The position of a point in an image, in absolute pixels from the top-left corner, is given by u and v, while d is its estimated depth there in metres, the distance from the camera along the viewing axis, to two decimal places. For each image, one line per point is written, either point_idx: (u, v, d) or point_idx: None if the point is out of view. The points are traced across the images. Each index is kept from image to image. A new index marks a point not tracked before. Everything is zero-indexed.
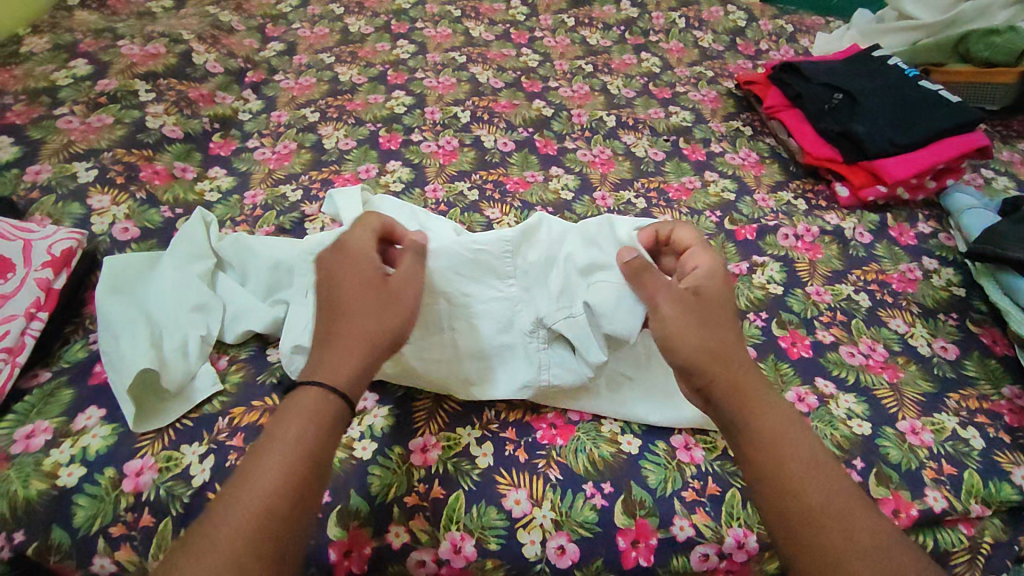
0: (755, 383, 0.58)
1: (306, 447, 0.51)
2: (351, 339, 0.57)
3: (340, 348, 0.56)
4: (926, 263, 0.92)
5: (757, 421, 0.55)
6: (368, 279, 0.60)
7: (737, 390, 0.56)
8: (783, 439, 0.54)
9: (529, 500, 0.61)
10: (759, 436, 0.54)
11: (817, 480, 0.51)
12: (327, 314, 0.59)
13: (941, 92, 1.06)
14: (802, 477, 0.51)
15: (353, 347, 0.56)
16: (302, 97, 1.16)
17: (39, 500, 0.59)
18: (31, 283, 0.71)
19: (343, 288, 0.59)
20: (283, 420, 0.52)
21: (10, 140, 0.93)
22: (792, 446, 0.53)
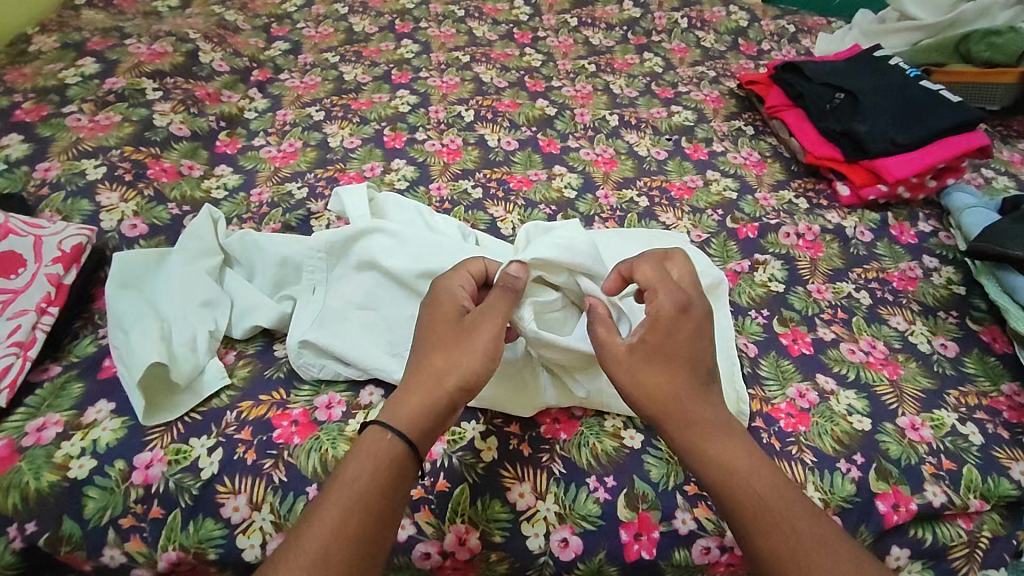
0: (719, 421, 0.57)
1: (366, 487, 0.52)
2: (424, 377, 0.57)
3: (412, 385, 0.57)
4: (926, 261, 0.93)
5: (708, 460, 0.56)
6: (445, 316, 0.60)
7: (692, 432, 0.57)
8: (736, 476, 0.55)
9: (533, 494, 0.62)
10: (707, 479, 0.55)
11: (763, 516, 0.53)
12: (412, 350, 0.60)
13: (941, 91, 1.07)
14: (751, 517, 0.53)
15: (423, 384, 0.56)
16: (307, 96, 1.17)
17: (51, 491, 0.60)
18: (42, 278, 0.72)
19: (426, 325, 0.60)
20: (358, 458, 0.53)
21: (20, 138, 0.94)
22: (742, 482, 0.54)
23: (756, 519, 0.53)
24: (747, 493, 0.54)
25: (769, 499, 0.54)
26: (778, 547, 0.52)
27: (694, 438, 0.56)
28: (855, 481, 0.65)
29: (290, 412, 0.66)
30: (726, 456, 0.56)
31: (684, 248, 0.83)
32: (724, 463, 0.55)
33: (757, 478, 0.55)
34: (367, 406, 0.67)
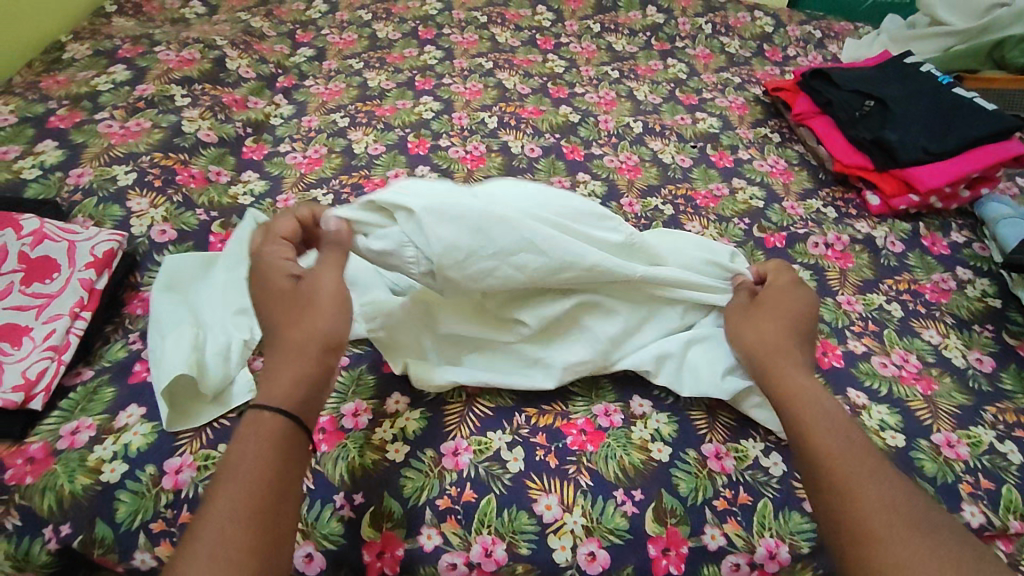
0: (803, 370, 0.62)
1: (266, 478, 0.49)
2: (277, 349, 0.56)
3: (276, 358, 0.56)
4: (960, 273, 0.91)
5: (787, 390, 0.60)
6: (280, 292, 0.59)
7: (770, 365, 0.63)
8: (814, 404, 0.58)
9: (560, 506, 0.61)
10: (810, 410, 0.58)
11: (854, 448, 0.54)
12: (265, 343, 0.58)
13: (976, 99, 1.05)
14: (826, 435, 0.55)
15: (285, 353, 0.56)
16: (332, 103, 1.18)
17: (83, 495, 0.61)
18: (75, 283, 0.74)
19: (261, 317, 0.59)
20: (239, 452, 0.50)
21: (54, 144, 0.95)
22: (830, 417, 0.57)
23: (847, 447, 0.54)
24: (821, 419, 0.57)
25: (846, 432, 0.56)
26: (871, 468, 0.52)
27: (781, 368, 0.62)
28: None
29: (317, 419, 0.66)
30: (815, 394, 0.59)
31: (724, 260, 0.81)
32: (803, 392, 0.59)
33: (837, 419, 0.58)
34: (394, 414, 0.67)
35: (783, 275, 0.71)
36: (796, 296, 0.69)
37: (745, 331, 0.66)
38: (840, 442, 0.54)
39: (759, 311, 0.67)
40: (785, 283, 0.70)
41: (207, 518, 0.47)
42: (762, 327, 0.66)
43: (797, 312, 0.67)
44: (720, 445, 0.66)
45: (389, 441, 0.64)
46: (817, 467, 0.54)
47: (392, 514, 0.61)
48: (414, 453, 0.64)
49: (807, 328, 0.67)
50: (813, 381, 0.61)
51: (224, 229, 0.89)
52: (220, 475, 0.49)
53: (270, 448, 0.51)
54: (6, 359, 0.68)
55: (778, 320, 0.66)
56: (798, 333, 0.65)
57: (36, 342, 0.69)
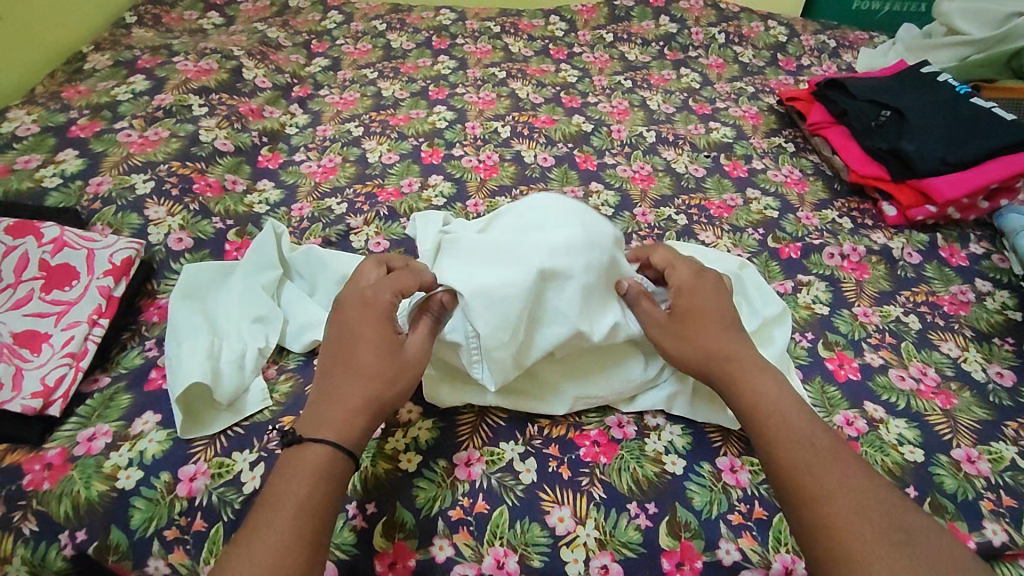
0: (752, 358, 0.60)
1: (321, 498, 0.51)
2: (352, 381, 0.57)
3: (346, 390, 0.56)
4: (978, 285, 0.90)
5: (744, 399, 0.57)
6: (384, 340, 0.58)
7: (724, 372, 0.59)
8: (771, 412, 0.56)
9: (573, 518, 0.61)
10: (760, 405, 0.57)
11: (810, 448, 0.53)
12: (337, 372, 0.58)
13: (994, 109, 1.04)
14: (780, 438, 0.54)
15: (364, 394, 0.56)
16: (347, 112, 1.19)
17: (99, 501, 0.61)
18: (94, 291, 0.74)
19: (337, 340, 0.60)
20: (297, 470, 0.52)
21: (75, 153, 0.97)
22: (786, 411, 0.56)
23: (801, 447, 0.53)
24: (782, 427, 0.55)
25: (808, 430, 0.54)
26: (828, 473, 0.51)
27: (734, 377, 0.59)
28: None
29: None
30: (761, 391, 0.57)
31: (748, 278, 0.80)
32: (760, 398, 0.57)
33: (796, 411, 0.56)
34: (406, 423, 0.67)
35: (679, 265, 0.69)
36: (709, 286, 0.66)
37: (675, 341, 0.63)
38: (804, 452, 0.53)
39: (682, 314, 0.63)
40: (689, 276, 0.66)
41: (271, 522, 0.49)
42: (694, 334, 0.62)
43: (718, 305, 0.64)
44: (734, 459, 0.66)
45: (402, 450, 0.65)
46: (786, 487, 0.52)
47: (404, 523, 0.60)
48: (426, 463, 0.64)
49: (733, 319, 0.64)
50: (768, 379, 0.58)
51: (238, 237, 0.90)
52: (276, 489, 0.51)
53: (326, 470, 0.52)
54: (25, 365, 0.68)
55: (704, 320, 0.63)
56: (727, 330, 0.62)
57: (55, 348, 0.70)
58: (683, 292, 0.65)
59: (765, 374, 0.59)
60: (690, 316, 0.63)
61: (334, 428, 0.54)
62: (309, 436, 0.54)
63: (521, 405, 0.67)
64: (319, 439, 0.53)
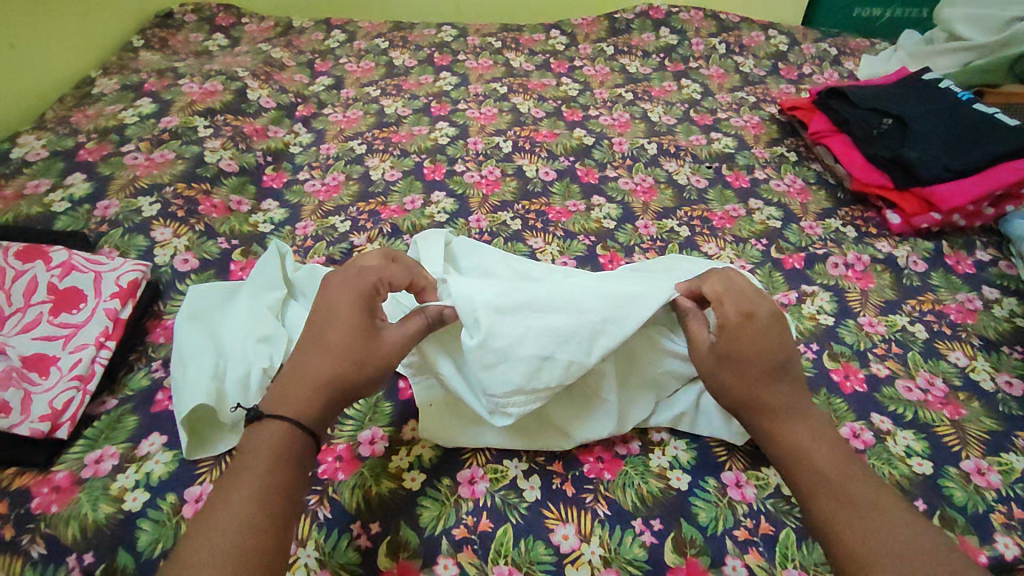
0: (790, 401, 0.58)
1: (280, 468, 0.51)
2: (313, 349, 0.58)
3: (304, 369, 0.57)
4: (985, 292, 0.89)
5: (774, 444, 0.57)
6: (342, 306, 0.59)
7: (757, 402, 0.58)
8: (803, 458, 0.55)
9: (577, 536, 0.60)
10: (787, 449, 0.56)
11: (838, 489, 0.52)
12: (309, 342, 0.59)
13: (998, 115, 1.03)
14: (814, 484, 0.53)
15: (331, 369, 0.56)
16: (350, 130, 1.20)
17: (105, 523, 0.61)
18: (101, 313, 0.75)
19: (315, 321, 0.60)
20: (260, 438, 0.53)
21: (83, 177, 0.99)
22: (807, 457, 0.55)
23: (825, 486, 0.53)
24: (813, 476, 0.54)
25: (844, 475, 0.53)
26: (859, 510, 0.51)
27: (762, 413, 0.58)
28: None
29: (334, 447, 0.67)
30: (791, 441, 0.56)
31: None
32: (794, 445, 0.56)
33: (822, 451, 0.55)
34: (411, 441, 0.67)
35: (727, 298, 0.62)
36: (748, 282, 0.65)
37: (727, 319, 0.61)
38: (833, 493, 0.52)
39: (725, 353, 0.59)
40: (737, 315, 0.60)
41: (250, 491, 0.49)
42: (737, 368, 0.59)
43: (760, 351, 0.59)
44: (740, 473, 0.65)
45: (406, 469, 0.65)
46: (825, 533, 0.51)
47: (408, 543, 0.60)
48: (430, 482, 0.64)
49: (779, 359, 0.59)
50: (806, 426, 0.57)
51: (243, 257, 0.91)
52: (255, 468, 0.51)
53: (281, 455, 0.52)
54: (34, 389, 0.69)
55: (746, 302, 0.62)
56: (766, 375, 0.58)
57: (63, 371, 0.71)
58: (727, 331, 0.60)
59: (797, 421, 0.57)
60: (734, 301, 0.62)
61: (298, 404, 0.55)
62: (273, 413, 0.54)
63: (516, 442, 0.66)
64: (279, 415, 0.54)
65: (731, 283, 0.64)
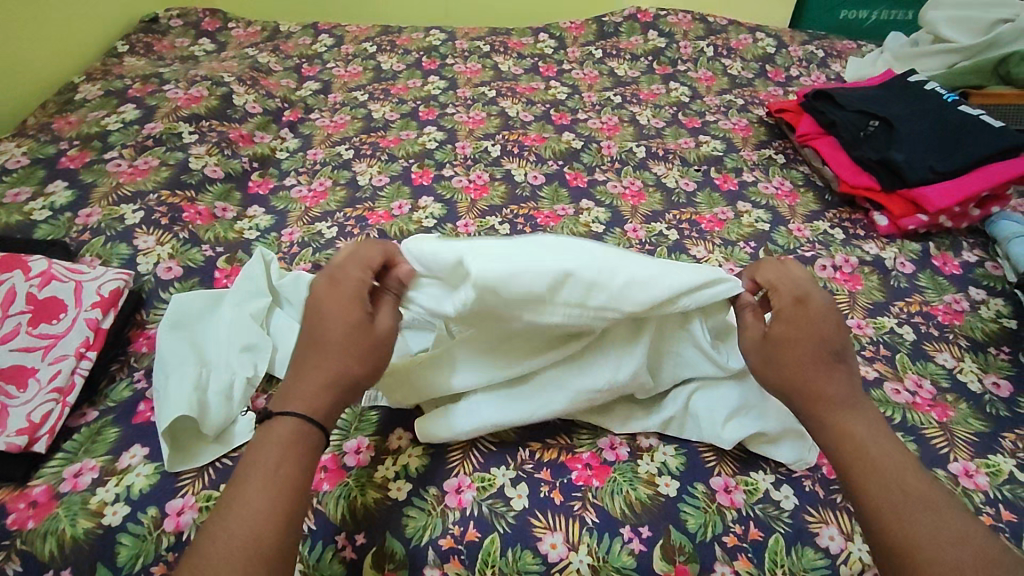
0: (846, 394, 0.56)
1: (287, 473, 0.52)
2: (313, 350, 0.58)
3: (310, 368, 0.57)
4: (972, 293, 0.89)
5: (828, 433, 0.55)
6: (350, 315, 0.58)
7: (805, 388, 0.56)
8: (855, 450, 0.53)
9: (565, 544, 0.60)
10: (842, 440, 0.54)
11: (892, 487, 0.51)
12: (310, 347, 0.58)
13: (982, 117, 1.03)
14: (870, 482, 0.52)
15: (328, 364, 0.57)
16: (337, 135, 1.20)
17: (84, 539, 0.60)
18: (81, 323, 0.74)
19: (318, 323, 0.58)
20: (262, 446, 0.53)
21: (65, 185, 0.97)
22: (862, 450, 0.53)
23: (879, 482, 0.51)
24: (866, 469, 0.52)
25: (900, 475, 0.52)
26: (914, 510, 0.49)
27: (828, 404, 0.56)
28: None
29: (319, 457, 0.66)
30: (846, 431, 0.54)
31: None
32: (847, 436, 0.54)
33: (875, 445, 0.53)
34: (396, 450, 0.66)
35: (783, 285, 0.62)
36: (798, 275, 0.63)
37: (779, 316, 0.59)
38: (889, 489, 0.51)
39: (779, 336, 0.58)
40: (792, 302, 0.60)
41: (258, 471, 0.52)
42: (790, 352, 0.57)
43: (811, 337, 0.57)
44: (729, 478, 0.65)
45: (392, 479, 0.64)
46: (879, 531, 0.50)
47: (394, 554, 0.60)
48: (416, 491, 0.63)
49: (836, 345, 0.58)
50: (860, 418, 0.55)
51: (228, 264, 0.90)
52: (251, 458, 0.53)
53: (290, 436, 0.54)
54: (12, 402, 0.68)
55: (805, 306, 0.59)
56: (822, 359, 0.57)
57: (41, 383, 0.69)
58: (783, 314, 0.59)
59: (851, 410, 0.55)
60: (795, 303, 0.60)
61: (303, 400, 0.56)
62: (279, 410, 0.55)
63: (509, 418, 0.64)
64: (286, 412, 0.55)
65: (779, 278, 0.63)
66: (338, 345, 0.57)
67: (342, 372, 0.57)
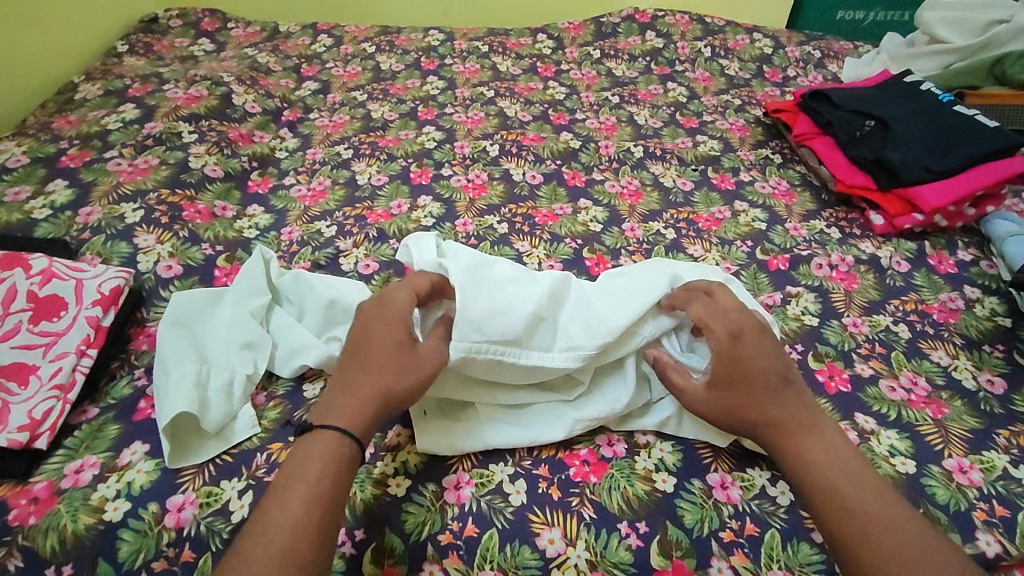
0: (798, 419, 0.59)
1: (332, 488, 0.54)
2: (356, 366, 0.61)
3: (353, 385, 0.60)
4: (967, 292, 0.90)
5: (790, 462, 0.58)
6: (393, 335, 0.61)
7: (760, 419, 0.59)
8: (814, 472, 0.56)
9: (563, 540, 0.60)
10: (802, 466, 0.57)
11: (854, 507, 0.53)
12: (352, 363, 0.61)
13: (977, 117, 1.04)
14: (828, 504, 0.54)
15: (371, 380, 0.59)
16: (336, 135, 1.20)
17: (86, 534, 0.60)
18: (82, 321, 0.74)
19: (363, 342, 0.62)
20: (305, 460, 0.55)
21: (65, 183, 0.98)
22: (818, 474, 0.56)
23: (839, 504, 0.54)
24: (824, 490, 0.55)
25: (857, 492, 0.55)
26: (873, 524, 0.52)
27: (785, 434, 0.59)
28: None
29: None
30: (803, 456, 0.57)
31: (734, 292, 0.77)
32: (805, 460, 0.57)
33: (829, 466, 0.56)
34: (396, 447, 0.67)
35: (715, 322, 0.64)
36: (725, 303, 0.66)
37: (717, 354, 0.62)
38: (848, 510, 0.53)
39: (723, 377, 0.61)
40: (728, 337, 0.62)
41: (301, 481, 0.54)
42: (743, 390, 0.60)
43: (756, 371, 0.60)
44: (725, 474, 0.65)
45: (391, 475, 0.64)
46: (841, 550, 0.53)
47: (393, 549, 0.60)
48: (415, 487, 0.64)
49: (777, 375, 0.61)
50: (816, 438, 0.58)
51: (227, 262, 0.90)
52: (293, 470, 0.55)
53: (331, 451, 0.56)
54: (13, 399, 0.68)
55: (745, 345, 0.62)
56: (768, 388, 0.60)
57: (43, 380, 0.70)
58: (721, 354, 0.61)
59: (806, 434, 0.59)
60: (731, 343, 0.62)
61: (345, 415, 0.58)
62: (320, 424, 0.57)
63: (523, 438, 0.66)
64: (328, 425, 0.57)
65: (716, 301, 0.66)
66: (381, 363, 0.60)
67: (385, 386, 0.59)
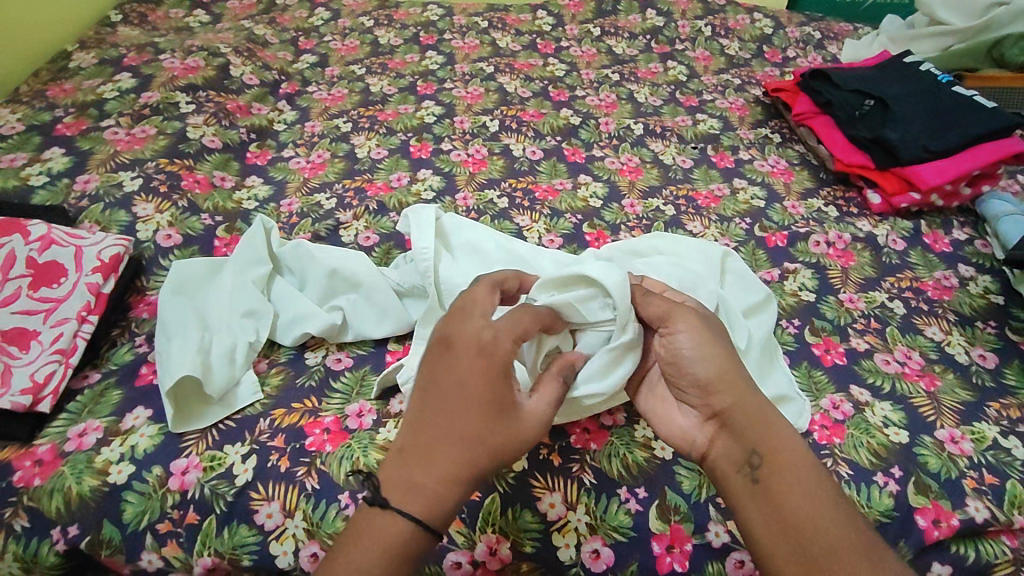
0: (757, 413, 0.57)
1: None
2: (446, 435, 0.53)
3: (440, 460, 0.52)
4: (961, 270, 0.91)
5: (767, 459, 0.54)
6: (497, 406, 0.53)
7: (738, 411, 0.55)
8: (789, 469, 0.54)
9: (564, 504, 0.61)
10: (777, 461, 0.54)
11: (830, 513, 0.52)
12: (443, 430, 0.53)
13: (976, 97, 1.05)
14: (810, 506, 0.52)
15: (465, 459, 0.52)
16: (335, 108, 1.19)
17: (90, 496, 0.62)
18: (82, 288, 0.74)
19: (459, 403, 0.53)
20: (366, 543, 0.51)
21: (61, 151, 0.97)
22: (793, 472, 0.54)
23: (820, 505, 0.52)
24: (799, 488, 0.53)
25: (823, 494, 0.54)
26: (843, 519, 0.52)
27: (760, 433, 0.55)
28: (893, 495, 0.63)
29: (322, 420, 0.67)
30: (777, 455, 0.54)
31: (733, 265, 0.78)
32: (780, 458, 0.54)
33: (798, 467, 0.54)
34: (397, 414, 0.67)
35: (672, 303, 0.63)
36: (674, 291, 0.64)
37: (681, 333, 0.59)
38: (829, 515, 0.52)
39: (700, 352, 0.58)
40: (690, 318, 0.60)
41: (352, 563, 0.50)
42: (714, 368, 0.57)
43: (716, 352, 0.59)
44: None
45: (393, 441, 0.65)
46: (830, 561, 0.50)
47: None
48: None
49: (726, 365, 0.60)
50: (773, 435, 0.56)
51: (227, 233, 0.90)
52: (350, 552, 0.51)
53: (394, 544, 0.51)
54: (14, 363, 0.69)
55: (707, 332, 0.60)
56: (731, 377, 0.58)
57: (44, 345, 0.70)
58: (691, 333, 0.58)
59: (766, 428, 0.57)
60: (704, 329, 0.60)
61: (425, 499, 0.52)
62: (394, 505, 0.52)
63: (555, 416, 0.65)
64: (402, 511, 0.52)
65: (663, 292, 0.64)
66: (483, 444, 0.52)
67: (481, 469, 0.53)
